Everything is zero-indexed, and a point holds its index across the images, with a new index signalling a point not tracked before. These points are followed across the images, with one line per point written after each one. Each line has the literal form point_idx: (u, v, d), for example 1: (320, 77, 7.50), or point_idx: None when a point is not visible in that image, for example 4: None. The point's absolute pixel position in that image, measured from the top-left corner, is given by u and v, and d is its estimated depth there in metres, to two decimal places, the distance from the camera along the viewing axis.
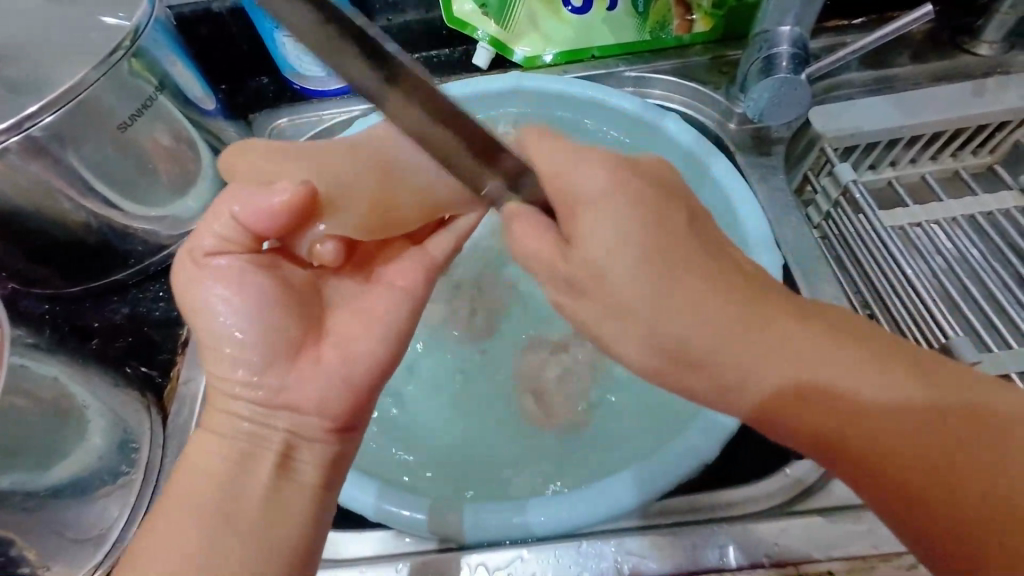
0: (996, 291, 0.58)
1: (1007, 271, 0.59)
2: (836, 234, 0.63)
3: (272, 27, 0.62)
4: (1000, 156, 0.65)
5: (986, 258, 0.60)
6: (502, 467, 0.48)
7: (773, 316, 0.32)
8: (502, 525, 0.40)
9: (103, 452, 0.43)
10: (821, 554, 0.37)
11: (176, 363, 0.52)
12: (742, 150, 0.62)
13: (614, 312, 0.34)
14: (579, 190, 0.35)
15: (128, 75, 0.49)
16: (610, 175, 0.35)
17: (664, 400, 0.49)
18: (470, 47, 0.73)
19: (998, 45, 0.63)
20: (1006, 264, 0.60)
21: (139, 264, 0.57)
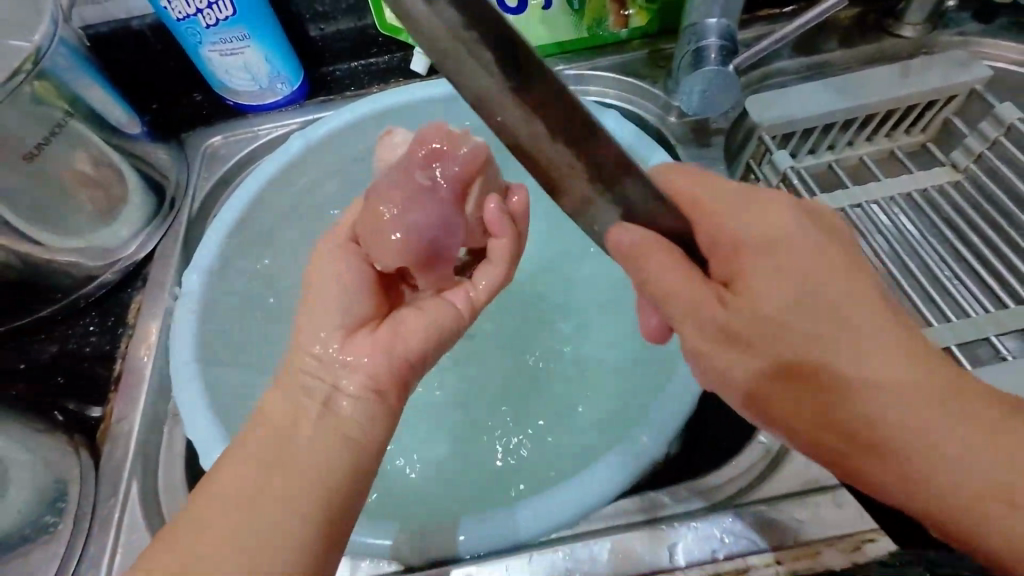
0: (933, 266, 0.60)
1: (943, 245, 0.61)
2: None
3: (196, 42, 0.59)
4: (931, 134, 0.67)
5: (923, 234, 0.62)
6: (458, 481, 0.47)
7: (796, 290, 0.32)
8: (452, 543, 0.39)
9: (24, 506, 0.42)
10: (768, 543, 0.37)
11: (110, 400, 0.49)
12: (683, 143, 0.63)
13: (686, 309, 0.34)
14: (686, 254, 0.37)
15: (30, 100, 0.47)
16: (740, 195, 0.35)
17: (613, 402, 0.49)
18: (408, 53, 0.71)
19: (921, 26, 0.65)
20: (942, 239, 0.62)
21: (67, 297, 0.54)
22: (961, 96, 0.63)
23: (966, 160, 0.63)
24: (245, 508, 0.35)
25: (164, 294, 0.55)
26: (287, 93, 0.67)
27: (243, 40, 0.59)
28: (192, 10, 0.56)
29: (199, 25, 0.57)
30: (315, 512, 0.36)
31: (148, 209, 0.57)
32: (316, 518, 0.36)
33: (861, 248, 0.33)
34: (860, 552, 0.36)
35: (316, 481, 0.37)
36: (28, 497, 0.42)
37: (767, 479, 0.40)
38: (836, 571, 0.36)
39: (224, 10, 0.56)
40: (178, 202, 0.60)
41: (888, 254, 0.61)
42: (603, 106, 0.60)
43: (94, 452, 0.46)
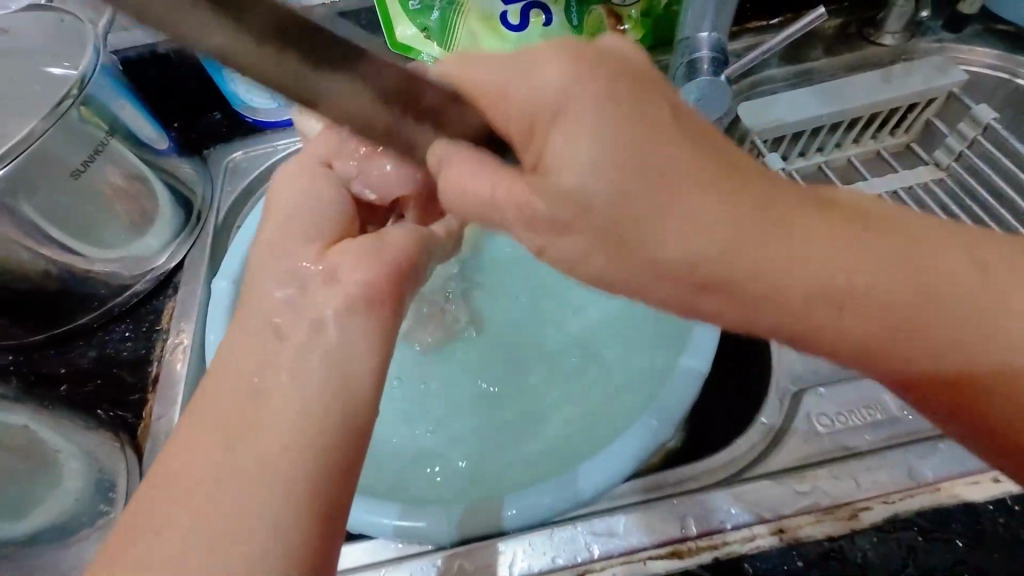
0: None
1: None
2: None
3: (221, 64, 0.63)
4: (915, 135, 0.70)
5: None
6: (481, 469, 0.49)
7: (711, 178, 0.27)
8: (481, 522, 0.42)
9: (81, 494, 0.48)
10: (771, 514, 0.40)
11: (147, 401, 0.53)
12: None
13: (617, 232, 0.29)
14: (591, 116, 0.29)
15: (77, 122, 0.51)
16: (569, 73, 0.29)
17: (625, 391, 0.52)
18: None
19: (900, 34, 0.69)
20: None
21: (103, 306, 0.57)
22: (940, 98, 0.67)
23: (947, 158, 0.67)
24: (213, 488, 0.29)
25: (194, 300, 0.58)
26: None
27: None
28: None
29: None
30: (292, 506, 0.29)
31: (177, 221, 0.60)
32: (295, 514, 0.29)
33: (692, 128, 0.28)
34: (857, 519, 0.39)
35: (293, 444, 0.30)
36: (81, 485, 0.48)
37: (771, 455, 0.43)
38: (834, 537, 0.39)
39: None
40: (204, 216, 0.63)
41: None
42: None
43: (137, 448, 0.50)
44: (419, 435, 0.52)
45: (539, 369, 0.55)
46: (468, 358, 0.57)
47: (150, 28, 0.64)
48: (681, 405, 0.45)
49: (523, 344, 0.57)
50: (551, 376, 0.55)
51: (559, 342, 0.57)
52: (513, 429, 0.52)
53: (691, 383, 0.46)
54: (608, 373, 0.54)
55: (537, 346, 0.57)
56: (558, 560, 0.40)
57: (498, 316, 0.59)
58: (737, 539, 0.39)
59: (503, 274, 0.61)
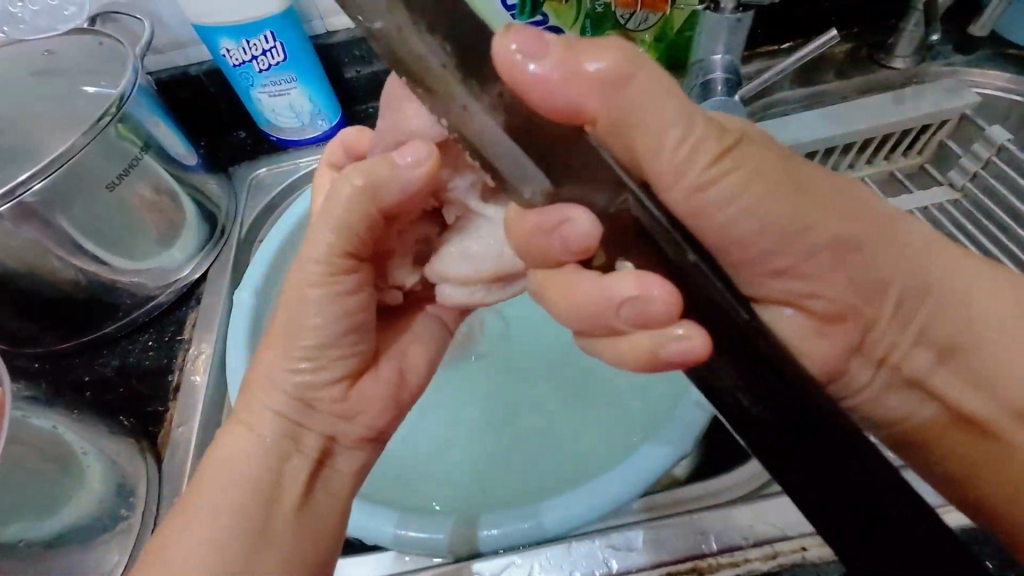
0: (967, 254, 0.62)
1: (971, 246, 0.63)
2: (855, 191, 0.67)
3: (248, 85, 0.65)
4: (928, 156, 0.69)
5: (958, 227, 0.64)
6: (501, 492, 0.49)
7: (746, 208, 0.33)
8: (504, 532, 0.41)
9: (103, 498, 0.44)
10: (794, 531, 0.39)
11: (168, 410, 0.53)
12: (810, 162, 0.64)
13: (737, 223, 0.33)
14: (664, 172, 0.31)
15: (114, 138, 0.53)
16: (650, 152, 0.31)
17: (644, 419, 0.51)
18: None
19: (911, 58, 0.68)
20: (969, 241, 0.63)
21: (128, 315, 0.59)
22: (953, 120, 0.65)
23: (963, 179, 0.66)
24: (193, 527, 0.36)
25: (215, 311, 0.60)
26: (326, 129, 0.71)
27: (292, 81, 0.65)
28: (247, 57, 0.62)
29: (253, 70, 0.64)
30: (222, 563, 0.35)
31: (203, 234, 0.63)
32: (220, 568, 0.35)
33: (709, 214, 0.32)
34: None
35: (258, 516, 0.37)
36: (101, 489, 0.44)
37: None
38: None
39: (277, 57, 0.63)
40: (228, 230, 0.65)
41: None
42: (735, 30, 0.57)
43: (154, 454, 0.50)
44: (419, 450, 0.52)
45: (544, 394, 0.55)
46: (483, 377, 0.57)
47: (183, 51, 0.67)
48: (700, 427, 0.44)
49: (542, 360, 0.57)
50: (569, 391, 0.55)
51: (579, 359, 0.57)
52: (527, 448, 0.51)
53: (706, 402, 0.45)
54: (625, 398, 0.53)
55: (556, 368, 0.56)
56: (575, 574, 0.39)
57: (512, 342, 0.59)
58: (757, 556, 0.39)
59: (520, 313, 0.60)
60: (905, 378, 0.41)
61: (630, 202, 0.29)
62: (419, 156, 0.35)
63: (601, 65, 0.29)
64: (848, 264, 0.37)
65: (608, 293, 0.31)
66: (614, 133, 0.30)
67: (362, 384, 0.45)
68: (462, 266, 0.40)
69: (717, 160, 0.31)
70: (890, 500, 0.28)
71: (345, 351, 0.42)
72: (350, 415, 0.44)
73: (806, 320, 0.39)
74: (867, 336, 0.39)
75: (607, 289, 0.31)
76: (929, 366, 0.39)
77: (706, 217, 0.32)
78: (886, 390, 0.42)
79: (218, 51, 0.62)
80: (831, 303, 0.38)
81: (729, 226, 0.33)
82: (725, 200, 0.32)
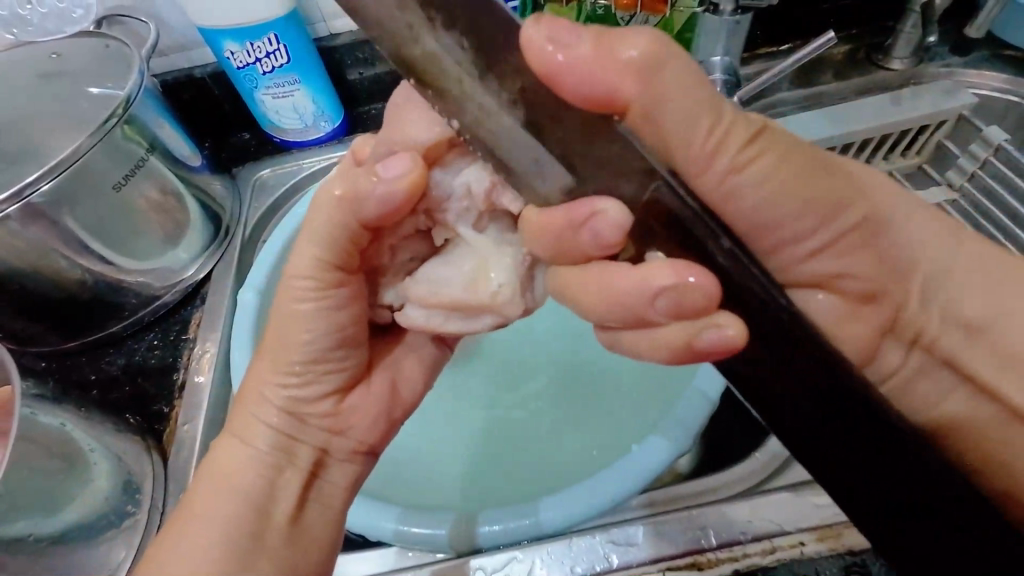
0: None
1: None
2: None
3: (252, 87, 0.66)
4: (926, 156, 0.69)
5: None
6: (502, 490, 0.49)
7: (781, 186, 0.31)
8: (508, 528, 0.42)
9: (109, 494, 0.45)
10: (792, 526, 0.40)
11: (172, 409, 0.54)
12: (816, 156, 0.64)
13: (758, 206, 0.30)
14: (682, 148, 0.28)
15: (120, 140, 0.53)
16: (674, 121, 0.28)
17: (644, 418, 0.51)
18: None
19: (909, 59, 0.68)
20: None
21: (133, 315, 0.59)
22: (951, 120, 0.66)
23: (961, 178, 0.67)
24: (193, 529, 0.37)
25: (219, 311, 0.60)
26: (329, 130, 0.72)
27: (295, 83, 0.66)
28: (251, 59, 0.63)
29: (256, 72, 0.64)
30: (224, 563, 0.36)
31: (207, 235, 0.63)
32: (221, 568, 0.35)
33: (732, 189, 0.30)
34: None
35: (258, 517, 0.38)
36: (108, 485, 0.45)
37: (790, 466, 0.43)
38: (857, 551, 0.39)
39: (280, 59, 0.63)
40: (232, 230, 0.66)
41: None
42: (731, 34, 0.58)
43: (158, 452, 0.50)
44: (421, 450, 0.53)
45: (546, 394, 0.55)
46: (484, 377, 0.57)
47: (187, 53, 0.68)
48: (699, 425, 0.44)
49: (543, 359, 0.58)
50: (570, 390, 0.55)
51: (581, 361, 0.57)
52: (529, 447, 0.52)
53: (707, 401, 0.46)
54: (626, 398, 0.53)
55: (556, 370, 0.57)
56: (576, 569, 0.40)
57: (509, 349, 0.59)
58: (756, 551, 0.39)
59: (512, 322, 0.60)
60: (940, 358, 0.40)
61: (661, 189, 0.26)
62: (398, 169, 0.33)
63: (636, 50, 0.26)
64: (874, 245, 0.36)
65: (644, 284, 0.28)
66: (649, 113, 0.27)
67: (353, 397, 0.45)
68: (426, 288, 0.37)
69: (752, 137, 0.29)
70: (950, 492, 0.26)
71: (336, 365, 0.43)
72: (342, 428, 0.44)
73: (850, 305, 0.37)
74: (898, 316, 0.39)
75: (647, 280, 0.28)
76: (962, 344, 0.39)
77: (737, 200, 0.30)
78: (919, 376, 0.41)
79: (223, 54, 0.63)
80: (865, 284, 0.36)
81: (756, 209, 0.30)
82: (752, 183, 0.29)
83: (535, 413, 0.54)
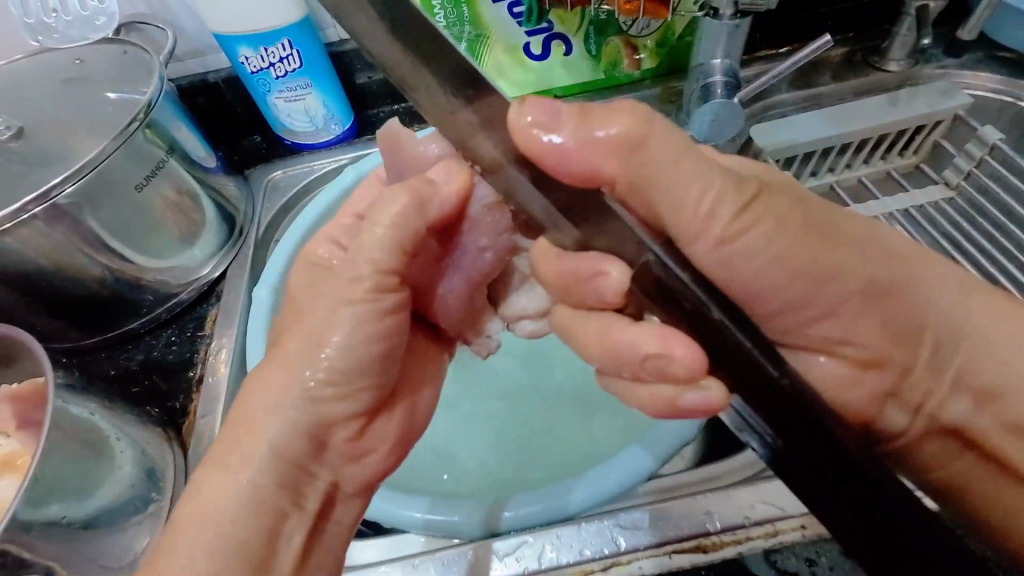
0: (965, 251, 0.64)
1: (970, 242, 0.64)
2: (851, 194, 0.70)
3: (265, 91, 0.68)
4: (923, 155, 0.71)
5: (957, 225, 0.66)
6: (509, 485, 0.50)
7: (784, 250, 0.35)
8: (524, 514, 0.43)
9: (134, 481, 0.47)
10: (794, 510, 0.41)
11: (190, 403, 0.56)
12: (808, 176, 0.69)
13: (768, 263, 0.35)
14: (692, 219, 0.34)
15: (141, 142, 0.55)
16: (693, 191, 0.33)
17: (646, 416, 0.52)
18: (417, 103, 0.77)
19: (904, 61, 0.70)
20: (969, 237, 0.65)
21: (151, 312, 0.61)
22: (946, 120, 0.68)
23: (958, 177, 0.68)
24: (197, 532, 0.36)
25: (235, 308, 0.62)
26: (339, 133, 0.73)
27: (307, 87, 0.68)
28: (265, 64, 0.65)
29: (270, 77, 0.66)
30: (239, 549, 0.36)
31: (222, 235, 0.65)
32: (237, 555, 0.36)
33: (732, 253, 0.34)
34: None
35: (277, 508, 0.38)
36: (133, 472, 0.47)
37: None
38: None
39: (293, 64, 0.65)
40: (246, 230, 0.68)
41: (931, 242, 0.65)
42: (720, 49, 0.60)
43: (177, 442, 0.52)
44: (438, 443, 0.54)
45: (555, 398, 0.56)
46: (491, 371, 0.59)
47: (203, 58, 0.70)
48: (700, 420, 0.46)
49: (550, 355, 0.60)
50: (578, 386, 0.57)
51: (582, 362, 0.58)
52: (536, 442, 0.53)
53: (708, 396, 0.47)
54: (628, 405, 0.54)
55: (562, 372, 0.58)
56: (585, 551, 0.41)
57: (519, 347, 0.60)
58: (759, 534, 0.41)
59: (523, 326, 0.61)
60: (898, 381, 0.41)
61: (652, 262, 0.32)
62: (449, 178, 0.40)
63: (610, 131, 0.33)
64: (883, 308, 0.39)
65: (636, 351, 0.34)
66: (637, 189, 0.34)
67: (377, 422, 0.44)
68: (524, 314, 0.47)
69: (739, 215, 0.34)
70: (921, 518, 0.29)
71: (370, 384, 0.41)
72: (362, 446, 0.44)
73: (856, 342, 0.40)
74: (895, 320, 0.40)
75: (653, 337, 0.33)
76: (927, 360, 0.40)
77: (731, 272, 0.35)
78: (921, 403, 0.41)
79: (237, 59, 0.65)
80: (861, 349, 0.40)
81: (755, 276, 0.35)
82: (744, 253, 0.34)
83: (544, 411, 0.55)
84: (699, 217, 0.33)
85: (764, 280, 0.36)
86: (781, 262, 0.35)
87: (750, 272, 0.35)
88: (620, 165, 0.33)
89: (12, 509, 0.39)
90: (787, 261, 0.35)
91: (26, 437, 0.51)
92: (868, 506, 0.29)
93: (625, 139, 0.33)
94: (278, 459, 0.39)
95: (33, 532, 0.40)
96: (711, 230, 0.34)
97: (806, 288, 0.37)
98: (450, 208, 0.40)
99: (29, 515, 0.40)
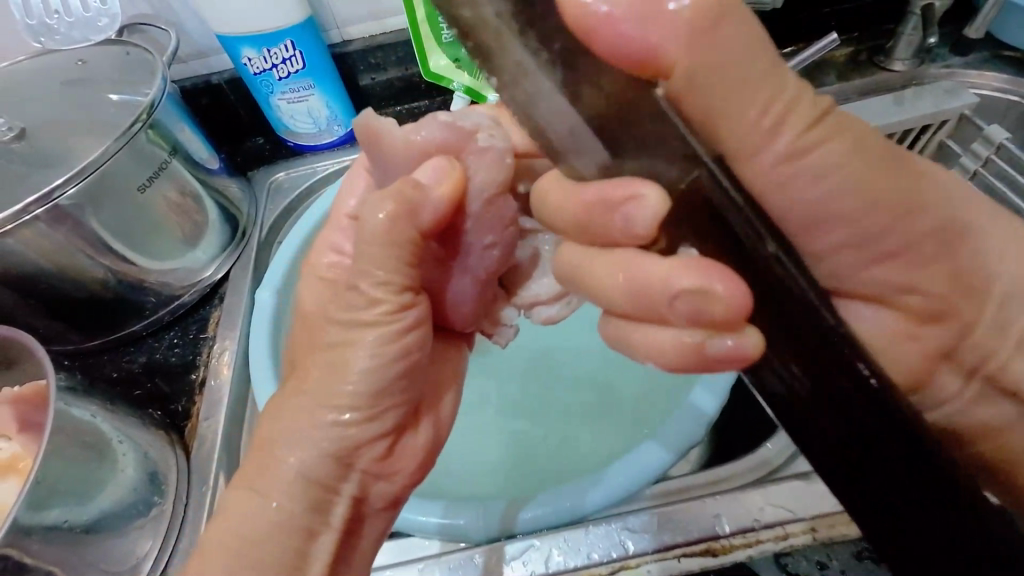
0: None
1: None
2: None
3: (268, 92, 0.68)
4: (928, 156, 0.70)
5: None
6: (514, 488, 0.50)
7: (854, 169, 0.32)
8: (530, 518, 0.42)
9: (136, 485, 0.46)
10: (805, 513, 0.41)
11: (192, 406, 0.55)
12: None
13: (834, 186, 0.32)
14: (756, 133, 0.30)
15: (143, 143, 0.55)
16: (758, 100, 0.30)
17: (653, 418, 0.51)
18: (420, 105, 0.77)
19: (910, 60, 0.70)
20: None
21: (153, 314, 0.61)
22: (952, 120, 0.67)
23: (963, 177, 0.68)
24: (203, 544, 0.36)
25: (238, 310, 0.62)
26: (342, 134, 0.73)
27: (310, 88, 0.67)
28: (268, 65, 0.65)
29: (273, 78, 0.66)
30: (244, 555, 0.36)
31: (225, 236, 0.65)
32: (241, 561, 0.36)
33: (794, 175, 0.31)
34: None
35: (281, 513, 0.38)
36: (136, 476, 0.46)
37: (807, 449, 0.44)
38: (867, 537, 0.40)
39: (296, 65, 0.65)
40: (248, 232, 0.67)
41: None
42: None
43: (179, 445, 0.52)
44: (443, 446, 0.54)
45: (562, 399, 0.55)
46: (496, 373, 0.58)
47: (206, 60, 0.70)
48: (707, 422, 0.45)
49: (555, 357, 0.59)
50: (584, 389, 0.56)
51: (588, 364, 0.58)
52: (541, 444, 0.53)
53: (714, 399, 0.46)
54: (634, 408, 0.53)
55: (569, 374, 0.57)
56: (593, 555, 0.41)
57: (524, 349, 0.60)
58: (769, 538, 0.40)
59: (530, 325, 0.60)
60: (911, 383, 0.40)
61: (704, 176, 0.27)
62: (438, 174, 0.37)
63: (684, 3, 0.27)
64: (938, 254, 0.36)
65: (665, 283, 0.29)
66: (695, 92, 0.29)
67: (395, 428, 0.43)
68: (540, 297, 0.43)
69: (809, 129, 0.31)
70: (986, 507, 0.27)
71: (395, 400, 0.40)
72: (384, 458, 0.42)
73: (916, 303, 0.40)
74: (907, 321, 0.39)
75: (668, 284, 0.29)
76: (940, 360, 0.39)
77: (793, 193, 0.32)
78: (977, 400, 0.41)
79: (240, 60, 0.65)
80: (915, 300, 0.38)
81: (820, 199, 0.32)
82: (806, 176, 0.32)
83: (550, 414, 0.55)
84: (763, 133, 0.30)
85: (828, 206, 0.33)
86: (850, 182, 0.32)
87: (814, 199, 0.32)
88: (685, 49, 0.28)
89: (14, 513, 0.39)
90: (856, 183, 0.32)
91: (27, 441, 0.51)
92: (869, 498, 0.27)
93: (701, 15, 0.28)
94: (282, 464, 0.38)
95: (34, 537, 0.39)
96: (773, 154, 0.31)
97: (875, 216, 0.34)
98: (445, 211, 0.36)
99: (30, 519, 0.39)
